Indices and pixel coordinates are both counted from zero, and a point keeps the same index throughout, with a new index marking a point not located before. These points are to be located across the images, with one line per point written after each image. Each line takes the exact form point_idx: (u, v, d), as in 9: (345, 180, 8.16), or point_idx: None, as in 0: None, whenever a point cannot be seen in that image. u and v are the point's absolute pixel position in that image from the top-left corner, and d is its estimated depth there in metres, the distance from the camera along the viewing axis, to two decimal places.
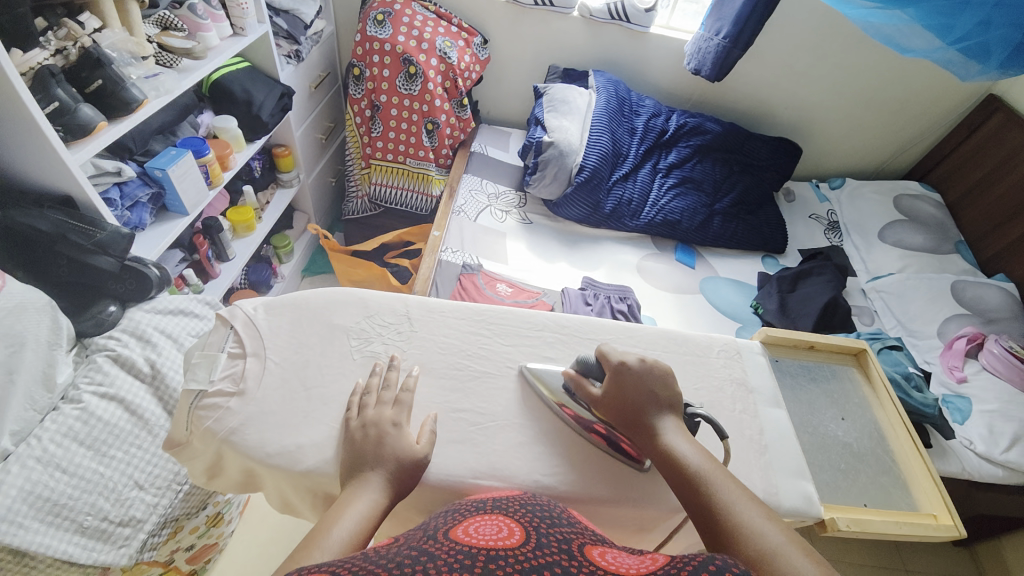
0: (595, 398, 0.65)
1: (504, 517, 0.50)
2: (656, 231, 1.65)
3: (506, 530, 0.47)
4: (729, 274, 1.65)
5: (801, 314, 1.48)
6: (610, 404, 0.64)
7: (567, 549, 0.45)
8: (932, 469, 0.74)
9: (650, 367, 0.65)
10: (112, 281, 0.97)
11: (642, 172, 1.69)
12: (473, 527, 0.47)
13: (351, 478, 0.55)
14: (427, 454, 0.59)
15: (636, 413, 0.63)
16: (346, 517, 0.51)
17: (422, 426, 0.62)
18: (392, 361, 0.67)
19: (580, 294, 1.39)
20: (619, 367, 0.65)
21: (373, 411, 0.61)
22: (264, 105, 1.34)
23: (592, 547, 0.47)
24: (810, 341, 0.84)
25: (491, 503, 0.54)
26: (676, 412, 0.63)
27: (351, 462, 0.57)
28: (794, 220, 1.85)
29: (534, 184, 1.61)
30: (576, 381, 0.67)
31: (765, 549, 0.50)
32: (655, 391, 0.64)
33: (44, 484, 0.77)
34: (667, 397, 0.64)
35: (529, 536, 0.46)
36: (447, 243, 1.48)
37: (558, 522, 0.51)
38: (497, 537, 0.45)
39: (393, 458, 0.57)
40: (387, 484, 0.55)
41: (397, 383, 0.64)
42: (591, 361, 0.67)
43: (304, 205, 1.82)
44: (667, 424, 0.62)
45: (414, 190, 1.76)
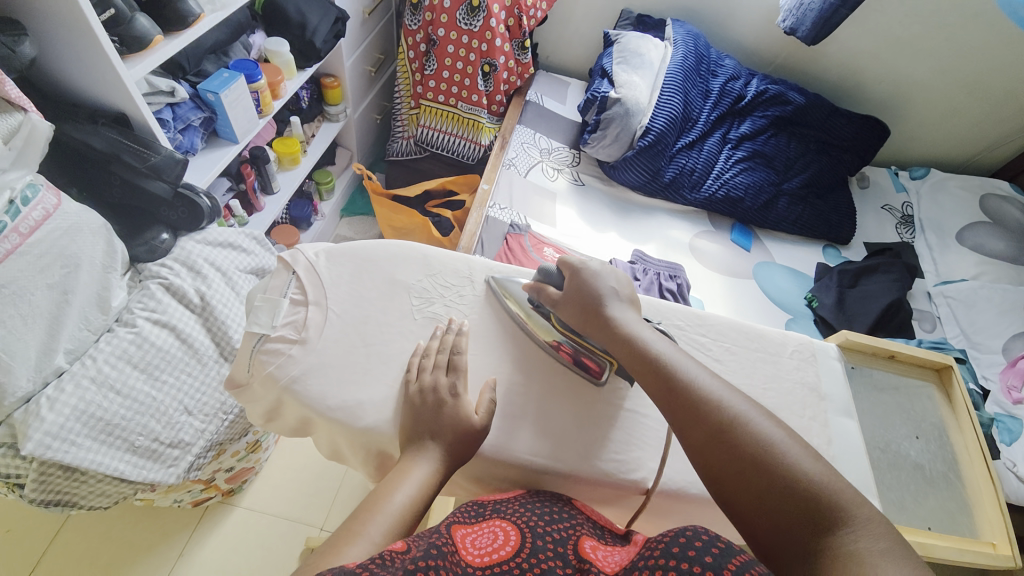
0: (557, 301, 0.64)
1: (502, 521, 0.52)
2: (715, 207, 1.55)
3: (501, 536, 0.50)
4: (784, 262, 1.56)
5: (858, 312, 1.41)
6: (573, 306, 0.63)
7: (561, 553, 0.48)
8: (1004, 503, 0.69)
9: (607, 269, 0.65)
10: (164, 208, 0.94)
11: (710, 140, 1.55)
12: (472, 537, 0.50)
13: (408, 446, 0.54)
14: (485, 427, 0.56)
15: (598, 309, 0.62)
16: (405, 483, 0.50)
17: (481, 393, 0.58)
18: (452, 324, 0.62)
19: (629, 267, 1.34)
20: (578, 268, 0.65)
21: (429, 377, 0.57)
22: (318, 30, 1.25)
23: (586, 539, 0.50)
24: (891, 351, 0.76)
25: (493, 506, 0.55)
26: (633, 308, 0.63)
27: (410, 428, 0.55)
28: (865, 210, 1.71)
29: (592, 144, 1.51)
30: (537, 289, 0.65)
31: (723, 416, 0.51)
32: (613, 288, 0.63)
33: (98, 405, 0.80)
34: (625, 292, 0.64)
35: (522, 541, 0.49)
36: (495, 199, 1.41)
37: (557, 517, 0.52)
38: (491, 549, 0.48)
39: (450, 431, 0.54)
40: (445, 455, 0.53)
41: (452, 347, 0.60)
42: (551, 270, 0.67)
43: (347, 141, 1.77)
44: (627, 316, 0.61)
45: (462, 136, 1.69)
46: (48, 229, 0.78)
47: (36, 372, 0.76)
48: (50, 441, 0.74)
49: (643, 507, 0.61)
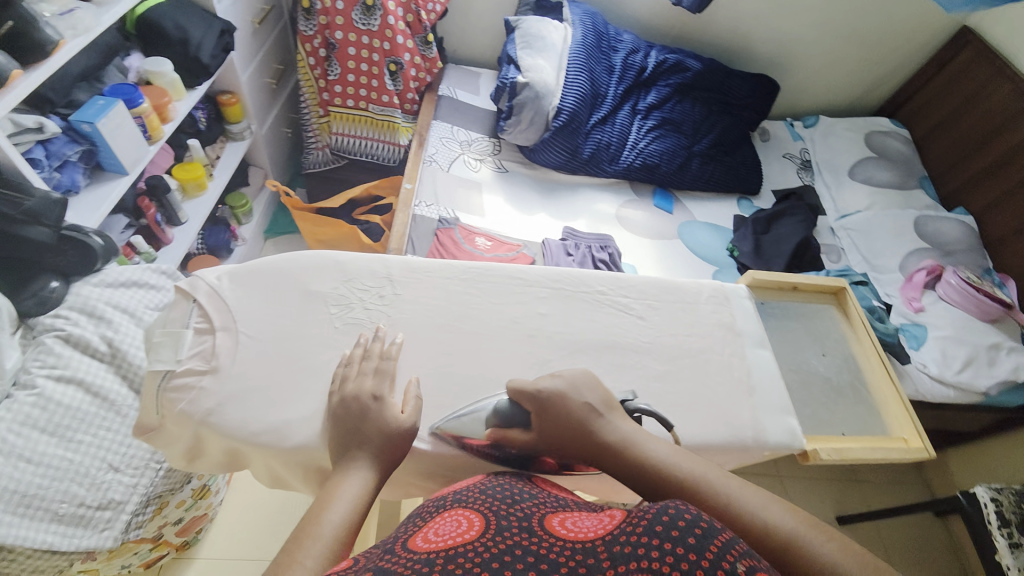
0: (530, 442, 0.56)
1: (463, 510, 0.50)
2: (634, 176, 1.62)
3: (464, 522, 0.48)
4: (705, 218, 1.66)
5: (775, 254, 1.53)
6: (550, 442, 0.55)
7: (527, 528, 0.46)
8: (906, 398, 0.77)
9: (571, 381, 0.57)
10: (48, 255, 0.86)
11: (621, 113, 1.61)
12: (433, 530, 0.47)
13: (338, 457, 0.51)
14: (413, 424, 0.55)
15: (589, 436, 0.54)
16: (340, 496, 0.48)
17: (405, 392, 0.58)
18: (378, 331, 0.61)
19: (561, 244, 1.37)
20: (538, 396, 0.56)
21: (352, 385, 0.55)
22: (204, 44, 1.17)
23: (552, 517, 0.49)
24: (793, 282, 0.84)
25: (453, 497, 0.54)
26: (621, 416, 0.57)
27: (339, 438, 0.52)
28: (769, 159, 1.85)
29: (509, 130, 1.52)
30: (500, 437, 0.56)
31: (781, 538, 0.47)
32: (592, 403, 0.56)
33: (9, 477, 0.73)
34: (603, 399, 0.57)
35: (486, 523, 0.47)
36: (420, 197, 1.40)
37: (518, 499, 0.51)
38: (455, 534, 0.45)
39: (378, 434, 0.52)
40: (376, 463, 0.51)
41: (378, 353, 0.59)
42: (506, 407, 0.57)
43: (259, 159, 1.68)
44: (628, 435, 0.55)
45: (379, 139, 1.65)
46: None
47: None
48: None
49: (591, 468, 0.63)
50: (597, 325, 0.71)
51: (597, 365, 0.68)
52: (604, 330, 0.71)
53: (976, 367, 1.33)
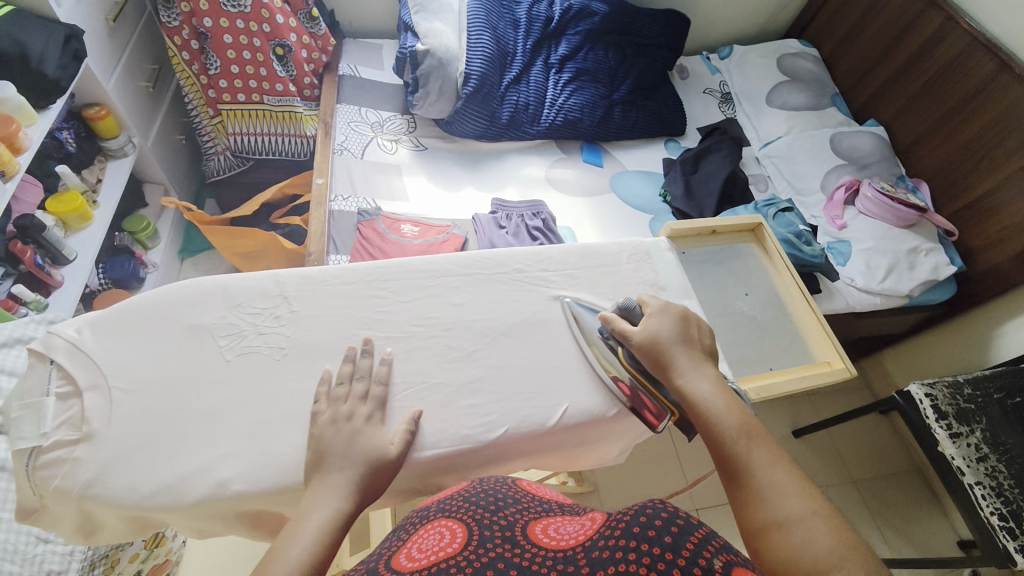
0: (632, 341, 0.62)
1: (448, 520, 0.58)
2: (559, 134, 1.57)
3: (448, 534, 0.56)
4: (636, 167, 1.65)
5: (705, 194, 1.54)
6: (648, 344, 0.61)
7: (507, 537, 0.54)
8: (825, 323, 0.80)
9: (684, 317, 0.63)
10: None
11: (534, 70, 1.54)
12: (417, 546, 0.56)
13: (310, 479, 0.50)
14: (401, 456, 0.54)
15: (674, 354, 0.60)
16: (309, 521, 0.47)
17: (401, 424, 0.56)
18: (366, 344, 0.59)
19: (492, 218, 1.33)
20: (662, 312, 0.63)
21: (343, 407, 0.54)
22: (47, 54, 1.02)
23: (534, 525, 0.58)
24: (711, 226, 0.83)
25: (438, 507, 0.62)
26: (711, 364, 0.61)
27: (314, 460, 0.51)
28: (690, 97, 1.85)
29: (419, 104, 1.43)
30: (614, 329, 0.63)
31: (779, 514, 0.47)
32: (689, 335, 0.62)
33: None
34: (704, 345, 0.62)
35: (469, 533, 0.55)
36: (335, 191, 1.31)
37: (502, 505, 0.60)
38: (440, 547, 0.53)
39: (361, 459, 0.51)
40: (352, 489, 0.50)
41: (366, 372, 0.58)
42: (634, 310, 0.65)
43: (153, 174, 1.52)
44: (705, 374, 0.59)
45: (282, 133, 1.52)
46: None
47: None
48: None
49: (525, 451, 0.63)
50: (519, 305, 0.68)
51: (522, 347, 0.66)
52: (527, 308, 0.68)
53: (897, 273, 1.40)
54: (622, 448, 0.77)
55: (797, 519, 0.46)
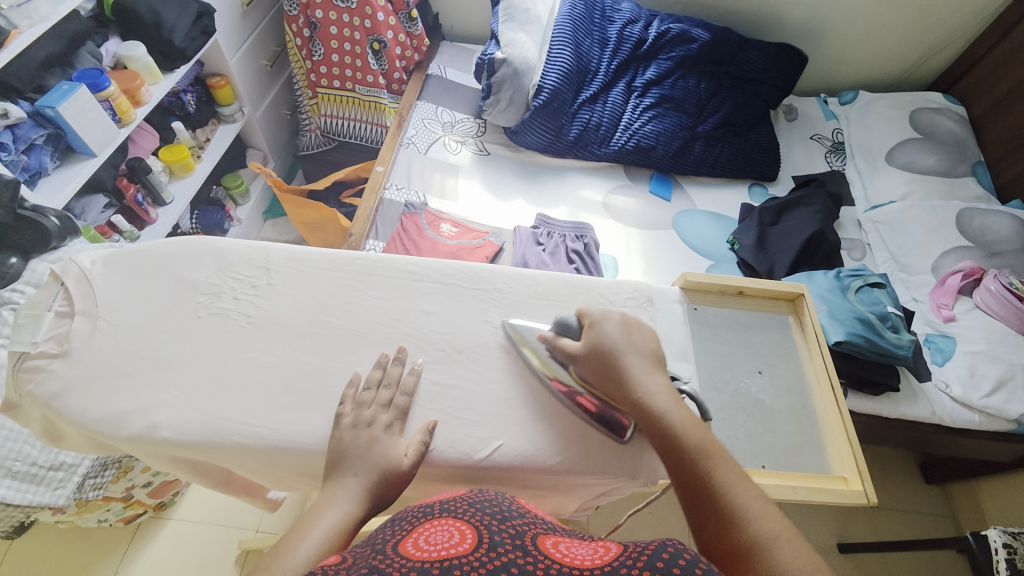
0: (575, 356, 0.59)
1: (454, 521, 0.45)
2: (628, 159, 1.49)
3: (458, 535, 0.42)
4: (707, 207, 1.52)
5: (780, 249, 1.37)
6: (591, 360, 0.58)
7: (521, 545, 0.41)
8: (852, 431, 0.65)
9: (629, 323, 0.60)
10: (10, 233, 0.90)
11: (615, 91, 1.48)
12: (425, 537, 0.42)
13: (330, 476, 0.52)
14: (412, 471, 0.54)
15: (619, 367, 0.56)
16: (323, 523, 0.48)
17: (415, 435, 0.56)
18: (399, 352, 0.60)
19: (532, 232, 1.30)
20: (600, 323, 0.59)
21: (365, 411, 0.56)
22: (176, 27, 1.20)
23: (546, 539, 0.44)
24: (738, 287, 0.73)
25: (439, 507, 0.48)
26: (660, 369, 0.58)
27: (333, 462, 0.53)
28: (792, 142, 1.66)
29: (489, 110, 1.44)
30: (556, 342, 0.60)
31: (750, 537, 0.47)
32: (636, 343, 0.58)
33: None
34: (653, 353, 0.59)
35: (480, 538, 0.42)
36: (392, 180, 1.37)
37: (509, 516, 0.46)
38: (447, 545, 0.40)
39: (375, 466, 0.53)
40: (364, 494, 0.51)
41: (396, 381, 0.59)
42: (570, 324, 0.61)
43: (256, 141, 1.72)
44: (654, 381, 0.56)
45: (366, 121, 1.65)
46: None
47: None
48: None
49: (452, 479, 0.59)
50: (488, 326, 0.65)
51: (479, 370, 0.62)
52: (496, 332, 0.64)
53: (1011, 390, 1.13)
54: (581, 503, 0.70)
55: (769, 536, 0.47)
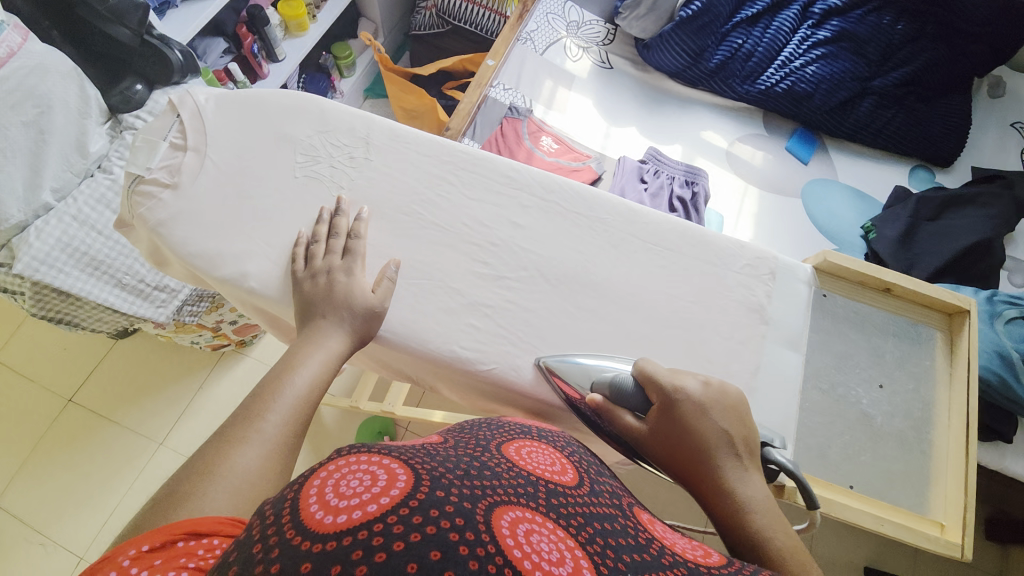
0: (637, 436, 0.49)
1: (552, 449, 0.45)
2: (772, 104, 1.26)
3: (560, 465, 0.42)
4: (850, 181, 1.28)
5: (929, 251, 1.14)
6: (658, 447, 0.48)
7: (618, 505, 0.40)
8: (971, 479, 0.55)
9: (713, 394, 0.48)
10: (135, 57, 0.92)
11: (784, 15, 1.23)
12: (528, 450, 0.43)
13: (303, 325, 0.52)
14: (382, 305, 0.53)
15: (699, 458, 0.45)
16: (305, 367, 0.48)
17: (379, 273, 0.55)
18: (338, 203, 0.57)
19: (638, 167, 1.17)
20: (672, 398, 0.47)
21: (320, 261, 0.54)
22: None
23: (642, 512, 0.42)
24: (888, 283, 0.61)
25: (538, 431, 0.48)
26: (752, 457, 0.46)
27: (302, 311, 0.53)
28: (987, 123, 1.31)
29: (625, 15, 1.26)
30: (608, 412, 0.49)
31: None
32: (722, 427, 0.46)
33: (82, 240, 0.87)
34: (743, 436, 0.47)
35: (581, 480, 0.41)
36: (500, 79, 1.26)
37: (605, 472, 0.46)
38: (550, 469, 0.40)
39: (342, 305, 0.52)
40: (340, 331, 0.51)
41: (344, 230, 0.56)
42: (629, 387, 0.49)
43: (371, 11, 1.65)
44: (740, 474, 0.45)
45: (486, 7, 1.53)
46: (14, 67, 0.79)
47: (26, 204, 0.84)
48: (39, 265, 0.84)
49: (508, 402, 0.57)
50: (580, 257, 0.58)
51: (561, 300, 0.57)
52: (587, 266, 0.58)
53: None
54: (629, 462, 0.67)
55: None
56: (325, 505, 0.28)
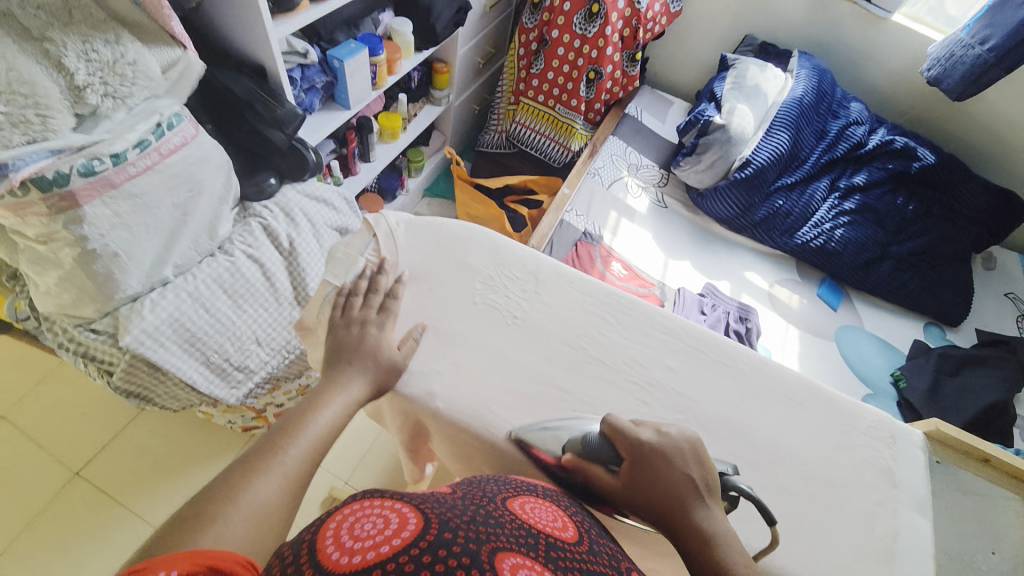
0: (609, 488, 0.48)
1: (559, 507, 0.44)
2: (806, 256, 1.43)
3: (565, 522, 0.42)
4: (875, 330, 1.41)
5: (953, 406, 1.24)
6: (630, 500, 0.47)
7: (621, 566, 0.38)
8: None
9: (670, 440, 0.48)
10: (277, 156, 1.01)
11: (816, 185, 1.43)
12: (529, 504, 0.42)
13: (330, 368, 0.54)
14: (403, 362, 0.58)
15: (669, 507, 0.45)
16: (325, 409, 0.49)
17: (407, 334, 0.60)
18: (383, 265, 0.62)
19: (698, 300, 1.28)
20: (636, 444, 0.48)
21: (356, 312, 0.58)
22: (442, 16, 1.30)
23: (660, 572, 0.41)
24: (990, 457, 0.69)
25: (544, 489, 0.48)
26: (716, 500, 0.46)
27: (332, 355, 0.56)
28: (984, 293, 1.50)
29: (684, 167, 1.46)
30: (582, 467, 0.50)
31: None
32: (687, 472, 0.46)
33: (189, 317, 0.88)
34: (704, 478, 0.47)
35: (582, 536, 0.40)
36: (574, 205, 1.40)
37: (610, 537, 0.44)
38: (552, 523, 0.40)
39: (371, 357, 0.56)
40: (365, 381, 0.54)
41: (385, 289, 0.60)
42: (598, 439, 0.51)
43: (444, 126, 1.85)
44: (714, 524, 0.45)
45: (552, 138, 1.70)
46: (183, 155, 0.81)
47: (147, 278, 0.85)
48: (145, 339, 0.83)
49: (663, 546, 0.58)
50: (727, 405, 0.63)
51: (713, 446, 0.61)
52: (735, 413, 0.63)
53: None
54: None
55: None
56: (342, 550, 0.31)
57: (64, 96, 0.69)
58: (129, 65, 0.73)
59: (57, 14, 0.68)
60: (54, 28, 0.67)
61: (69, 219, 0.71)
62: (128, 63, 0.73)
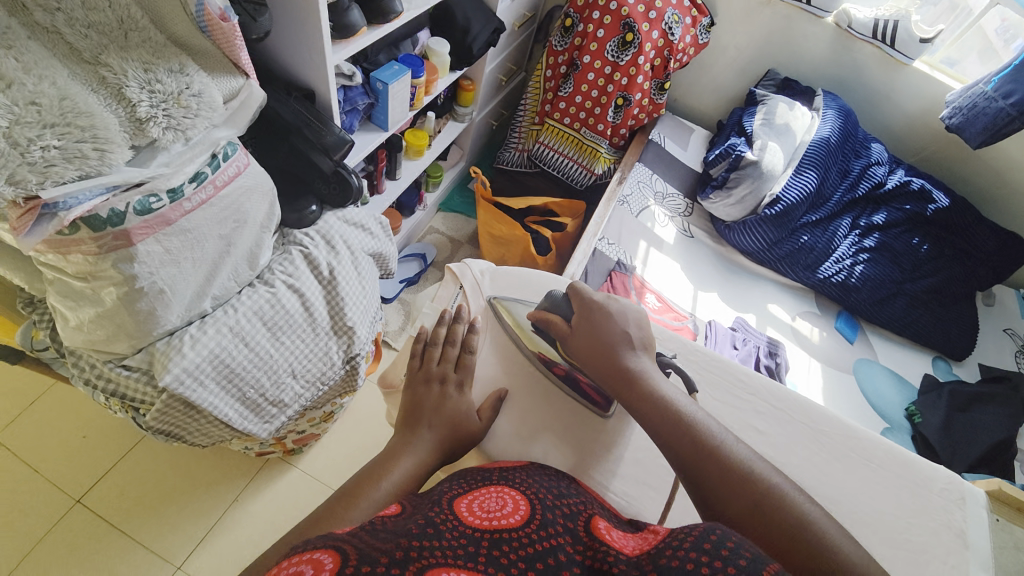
0: (563, 330, 0.70)
1: (509, 489, 0.50)
2: (825, 290, 1.46)
3: (510, 503, 0.47)
4: (889, 364, 1.42)
5: (964, 441, 1.25)
6: (578, 337, 0.69)
7: (572, 528, 0.46)
8: None
9: (618, 307, 0.70)
10: (320, 182, 0.98)
11: (839, 223, 1.48)
12: (478, 499, 0.47)
13: (406, 427, 0.61)
14: (483, 431, 0.65)
15: (607, 343, 0.66)
16: (387, 479, 0.55)
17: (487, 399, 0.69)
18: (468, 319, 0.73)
19: (729, 333, 1.30)
20: (589, 304, 0.71)
21: (436, 366, 0.67)
22: (479, 36, 1.29)
23: (598, 521, 0.49)
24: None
25: (498, 473, 0.54)
26: (648, 353, 0.67)
27: (410, 410, 0.63)
28: (985, 328, 1.54)
29: (712, 199, 1.51)
30: (544, 318, 0.73)
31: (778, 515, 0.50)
32: (628, 329, 0.68)
33: (229, 353, 0.81)
34: (640, 335, 0.68)
35: (533, 510, 0.46)
36: (604, 233, 1.41)
37: (565, 495, 0.52)
38: (500, 512, 0.45)
39: (450, 420, 0.62)
40: (433, 446, 0.59)
41: (461, 341, 0.70)
42: (559, 299, 0.74)
43: (463, 141, 1.80)
44: (642, 361, 0.65)
45: (577, 161, 1.69)
46: (236, 186, 0.80)
47: (186, 311, 0.79)
48: (184, 378, 0.77)
49: None
50: (804, 465, 0.66)
51: None
52: (809, 473, 0.65)
53: None
54: None
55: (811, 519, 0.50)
56: None
57: (124, 128, 0.66)
58: (192, 96, 0.70)
59: (113, 36, 0.66)
60: (110, 52, 0.66)
61: (119, 257, 0.69)
62: (192, 94, 0.70)
